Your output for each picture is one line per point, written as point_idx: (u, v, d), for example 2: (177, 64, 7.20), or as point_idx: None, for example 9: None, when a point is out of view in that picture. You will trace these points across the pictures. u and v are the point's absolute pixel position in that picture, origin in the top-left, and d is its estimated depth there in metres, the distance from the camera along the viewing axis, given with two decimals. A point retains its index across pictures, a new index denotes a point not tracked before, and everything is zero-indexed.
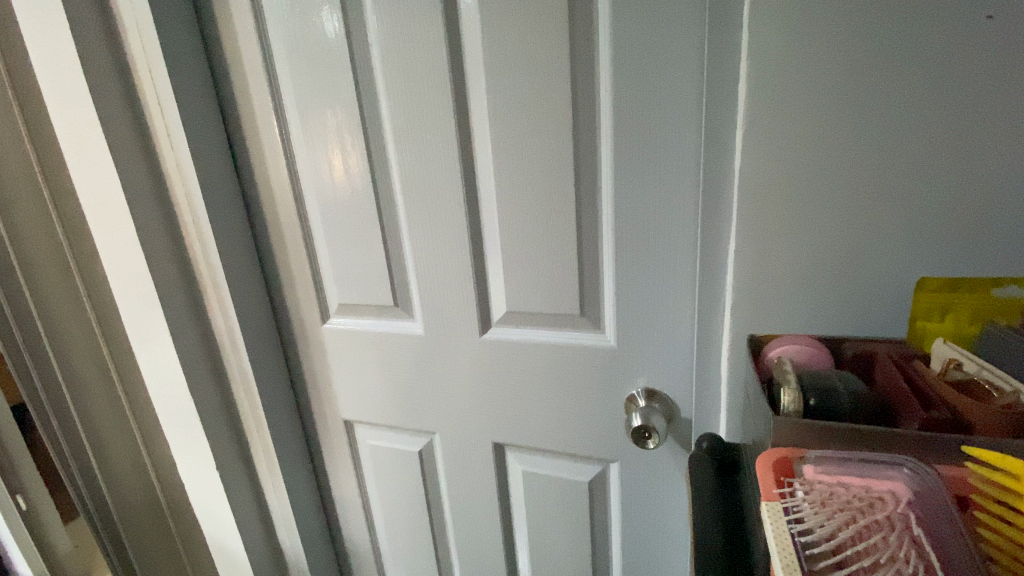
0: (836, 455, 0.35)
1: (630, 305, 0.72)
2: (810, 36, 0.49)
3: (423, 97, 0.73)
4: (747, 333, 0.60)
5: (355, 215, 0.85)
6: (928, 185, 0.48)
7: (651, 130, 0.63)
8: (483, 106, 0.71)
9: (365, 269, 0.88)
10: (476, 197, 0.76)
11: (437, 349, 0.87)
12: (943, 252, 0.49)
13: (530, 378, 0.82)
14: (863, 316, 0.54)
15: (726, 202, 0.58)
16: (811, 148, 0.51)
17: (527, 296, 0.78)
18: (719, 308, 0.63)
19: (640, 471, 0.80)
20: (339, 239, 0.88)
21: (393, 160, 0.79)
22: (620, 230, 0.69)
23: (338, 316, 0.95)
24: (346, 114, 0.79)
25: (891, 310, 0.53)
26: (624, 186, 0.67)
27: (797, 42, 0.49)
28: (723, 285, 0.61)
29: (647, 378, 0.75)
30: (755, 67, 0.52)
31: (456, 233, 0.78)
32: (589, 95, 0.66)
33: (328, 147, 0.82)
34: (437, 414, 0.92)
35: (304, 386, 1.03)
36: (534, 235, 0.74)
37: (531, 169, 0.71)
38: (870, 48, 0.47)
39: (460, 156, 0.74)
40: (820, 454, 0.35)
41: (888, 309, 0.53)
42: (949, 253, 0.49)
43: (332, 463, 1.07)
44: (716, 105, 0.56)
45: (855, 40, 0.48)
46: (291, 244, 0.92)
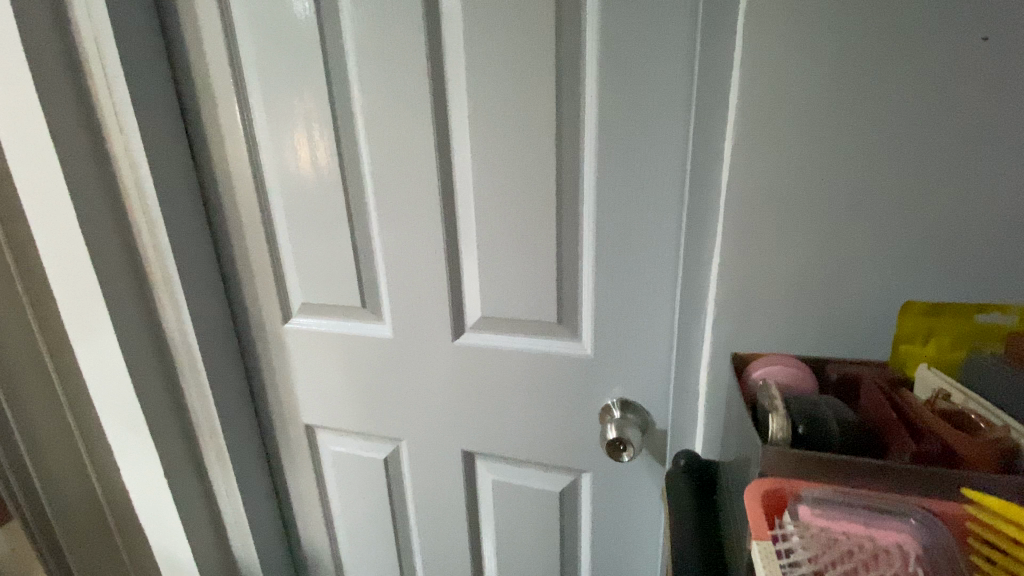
0: (837, 501, 0.34)
1: (609, 314, 0.70)
2: (806, 53, 0.47)
3: (398, 92, 0.69)
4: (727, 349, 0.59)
5: (323, 213, 0.80)
6: (913, 210, 0.48)
7: (638, 134, 0.61)
8: (462, 106, 0.68)
9: (331, 269, 0.83)
10: (453, 200, 0.73)
11: (408, 357, 0.83)
12: (925, 274, 0.49)
13: (504, 385, 0.80)
14: (843, 339, 0.53)
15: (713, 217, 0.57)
16: (799, 166, 0.50)
17: (504, 301, 0.75)
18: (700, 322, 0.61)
19: (612, 483, 0.79)
20: (304, 238, 0.83)
21: (365, 156, 0.75)
22: (602, 236, 0.67)
23: (301, 314, 0.89)
24: (316, 106, 0.74)
25: (872, 331, 0.52)
26: (608, 191, 0.65)
27: (791, 58, 0.48)
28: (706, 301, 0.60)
29: (624, 389, 0.73)
30: (748, 78, 0.50)
31: (430, 236, 0.75)
32: (575, 94, 0.63)
33: (294, 135, 0.77)
34: (404, 420, 0.88)
35: (264, 391, 0.98)
36: (512, 238, 0.71)
37: (512, 174, 0.68)
38: (864, 69, 0.46)
39: (437, 158, 0.71)
40: (818, 497, 0.34)
41: (868, 331, 0.52)
42: (931, 275, 0.49)
43: (292, 468, 1.02)
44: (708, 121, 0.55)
45: (851, 58, 0.46)
46: (253, 241, 0.86)
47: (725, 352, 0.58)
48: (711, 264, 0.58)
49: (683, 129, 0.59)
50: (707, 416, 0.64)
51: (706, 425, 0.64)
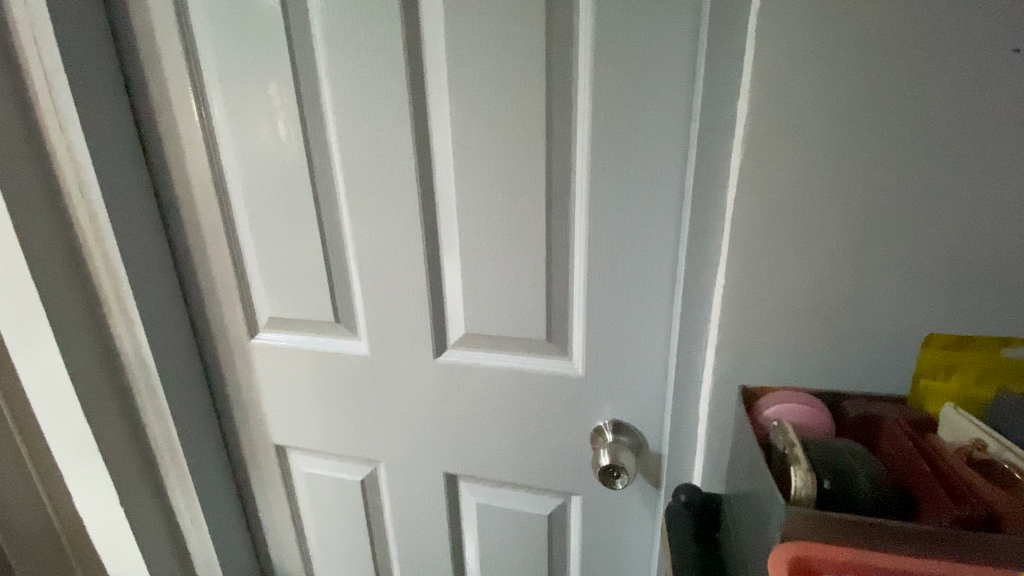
0: None
1: (601, 333, 0.66)
2: (823, 62, 0.44)
3: (373, 94, 0.63)
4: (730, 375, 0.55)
5: (292, 222, 0.74)
6: (933, 234, 0.45)
7: (635, 143, 0.57)
8: (443, 110, 0.62)
9: (302, 283, 0.77)
10: (435, 211, 0.68)
11: (387, 377, 0.78)
12: (942, 299, 0.46)
13: (489, 405, 0.75)
14: (853, 368, 0.50)
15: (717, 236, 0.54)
16: (814, 185, 0.47)
17: (489, 317, 0.70)
18: (700, 344, 0.58)
19: (604, 507, 0.75)
20: (272, 249, 0.76)
21: (338, 162, 0.69)
22: (595, 250, 0.62)
23: (269, 329, 0.83)
24: (283, 107, 0.68)
25: (883, 358, 0.49)
26: (602, 202, 0.60)
27: (808, 68, 0.44)
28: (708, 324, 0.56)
29: (616, 409, 0.69)
30: (760, 86, 0.46)
31: (410, 249, 0.69)
32: (567, 98, 0.58)
33: (258, 136, 0.70)
34: (383, 442, 0.83)
35: (230, 410, 0.91)
36: (498, 250, 0.66)
37: (499, 184, 0.63)
38: (885, 82, 0.43)
39: (417, 166, 0.65)
40: None
41: (879, 358, 0.49)
42: (948, 300, 0.46)
43: (262, 490, 0.95)
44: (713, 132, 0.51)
45: (873, 70, 0.43)
46: (216, 252, 0.79)
47: (728, 380, 0.55)
48: (713, 285, 0.55)
49: (684, 140, 0.55)
50: (707, 444, 0.60)
51: (705, 452, 0.61)
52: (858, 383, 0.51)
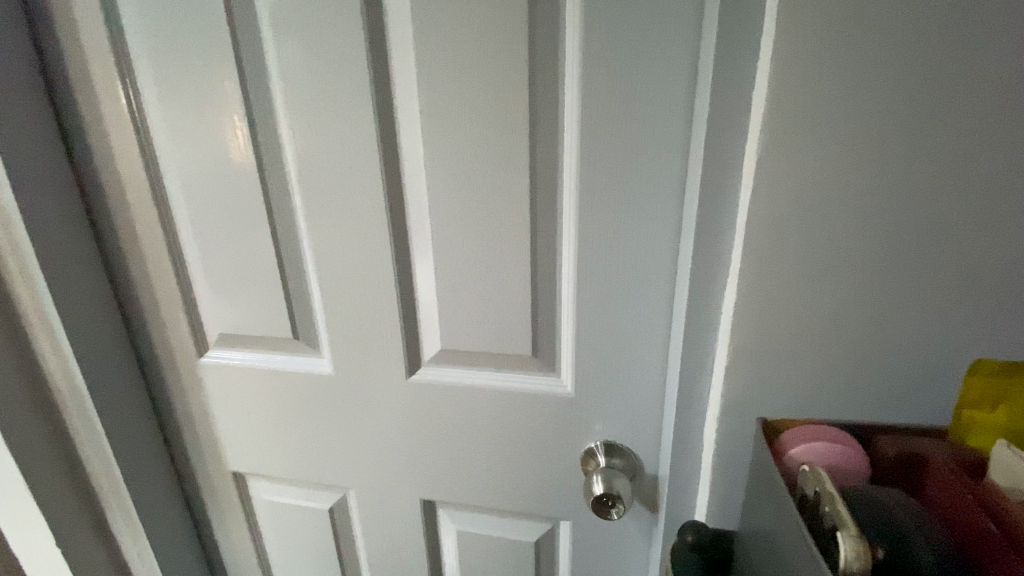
0: None
1: (593, 350, 0.59)
2: (850, 51, 0.38)
3: (332, 85, 0.56)
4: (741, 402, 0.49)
5: (242, 230, 0.65)
6: (964, 245, 0.41)
7: (630, 139, 0.50)
8: (412, 103, 0.55)
9: (256, 298, 0.68)
10: (405, 218, 0.60)
11: (357, 400, 0.70)
12: (970, 312, 0.42)
13: (471, 427, 0.68)
14: (874, 393, 0.46)
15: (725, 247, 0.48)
16: (838, 190, 0.41)
17: (468, 331, 0.63)
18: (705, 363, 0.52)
19: (596, 535, 0.69)
20: (221, 260, 0.67)
21: (292, 161, 0.61)
22: (586, 259, 0.56)
23: (220, 348, 0.74)
24: (227, 98, 0.59)
25: (905, 377, 0.45)
26: (593, 206, 0.53)
27: (834, 57, 0.38)
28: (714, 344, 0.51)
29: (609, 431, 0.63)
30: (780, 74, 0.39)
31: (377, 259, 0.62)
32: (552, 88, 0.52)
33: (199, 130, 0.61)
34: (353, 468, 0.75)
35: (180, 438, 0.82)
36: (478, 258, 0.59)
37: (477, 188, 0.56)
38: (919, 73, 0.38)
39: (383, 166, 0.58)
40: None
41: (901, 377, 0.45)
42: (975, 313, 0.42)
43: (220, 521, 0.86)
44: (720, 130, 0.46)
45: (906, 60, 0.38)
46: (155, 265, 0.70)
47: (736, 410, 0.49)
48: (721, 301, 0.49)
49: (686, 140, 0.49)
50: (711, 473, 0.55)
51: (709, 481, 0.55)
52: (878, 410, 0.46)
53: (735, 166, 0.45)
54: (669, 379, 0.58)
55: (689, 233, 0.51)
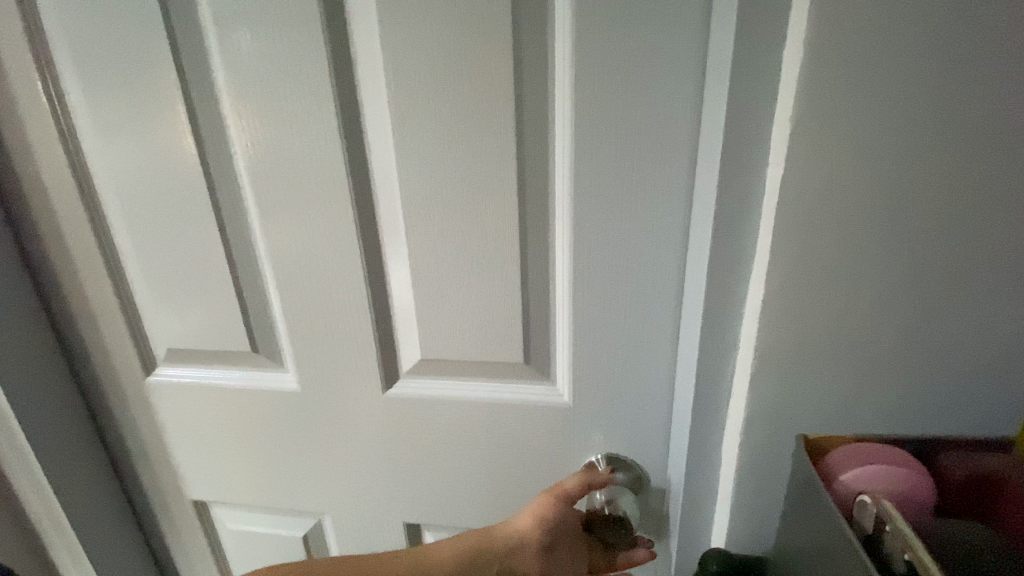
0: None
1: (593, 356, 0.53)
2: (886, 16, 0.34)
3: (282, 64, 0.48)
4: (763, 404, 0.44)
5: (187, 235, 0.56)
6: (1006, 232, 0.37)
7: (632, 114, 0.44)
8: (379, 84, 0.48)
9: (209, 308, 0.60)
10: (375, 217, 0.53)
11: (330, 421, 0.63)
12: (1005, 300, 0.39)
13: (458, 443, 0.61)
14: (907, 397, 0.43)
15: (750, 241, 0.43)
16: (875, 175, 0.37)
17: (452, 339, 0.56)
18: (724, 365, 0.47)
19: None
20: (164, 269, 0.59)
21: (240, 155, 0.52)
22: (584, 254, 0.49)
23: (169, 366, 0.65)
24: (162, 81, 0.51)
25: (935, 371, 0.42)
26: (590, 193, 0.47)
27: (870, 24, 0.34)
28: (737, 348, 0.46)
29: (612, 442, 0.57)
30: (815, 35, 0.35)
31: (346, 264, 0.54)
32: (541, 57, 0.45)
33: (131, 116, 0.53)
34: (328, 493, 0.67)
35: (130, 469, 0.72)
36: (460, 257, 0.52)
37: (458, 181, 0.49)
38: (960, 41, 0.34)
39: (348, 153, 0.50)
40: None
41: (929, 371, 0.42)
42: (1011, 301, 0.39)
43: (182, 555, 0.78)
44: (740, 106, 0.40)
45: (947, 27, 0.34)
46: (89, 276, 0.61)
47: (763, 419, 0.45)
48: (743, 295, 0.44)
49: (697, 121, 0.43)
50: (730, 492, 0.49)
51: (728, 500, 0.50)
52: (911, 414, 0.43)
53: (758, 148, 0.40)
54: (679, 390, 0.52)
55: (701, 225, 0.45)
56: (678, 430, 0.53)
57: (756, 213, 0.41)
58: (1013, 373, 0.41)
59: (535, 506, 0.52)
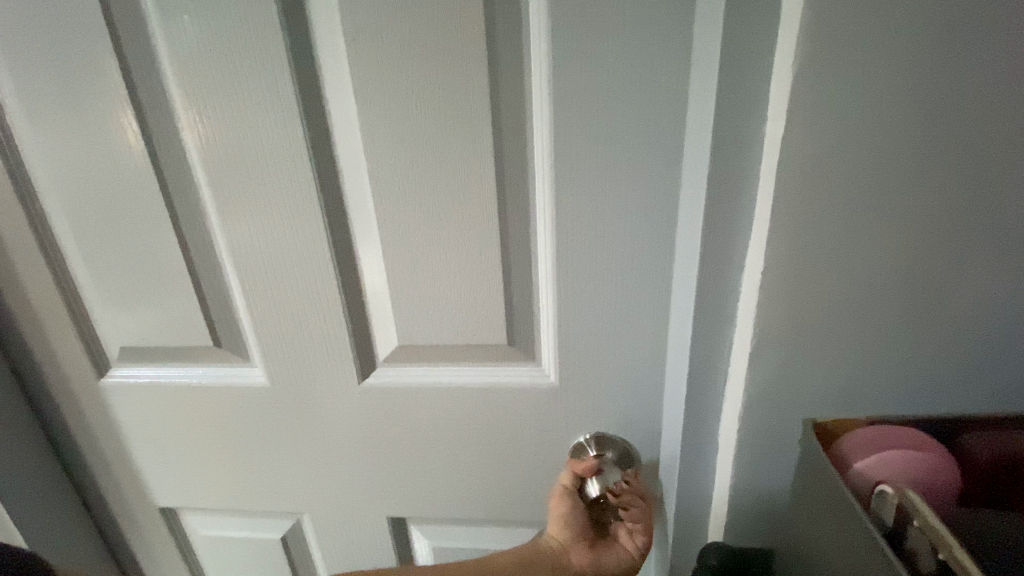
0: None
1: (580, 333, 0.51)
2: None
3: (228, 26, 0.43)
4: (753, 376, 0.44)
5: (134, 221, 0.51)
6: (1007, 190, 0.36)
7: (614, 73, 0.41)
8: (340, 45, 0.43)
9: (164, 302, 0.55)
10: (343, 194, 0.49)
11: (305, 415, 0.59)
12: (1001, 268, 0.38)
13: (441, 432, 0.59)
14: (904, 361, 0.42)
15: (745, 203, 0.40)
16: (875, 129, 0.36)
17: (432, 324, 0.53)
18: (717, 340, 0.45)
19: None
20: (110, 261, 0.53)
21: (187, 129, 0.47)
22: (566, 227, 0.46)
23: (123, 366, 0.59)
24: (91, 47, 0.45)
25: (929, 341, 0.41)
26: (572, 161, 0.44)
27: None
28: (734, 318, 0.44)
29: (601, 424, 0.55)
30: None
31: (314, 248, 0.50)
32: (513, 14, 0.41)
33: (59, 88, 0.47)
34: (307, 492, 0.64)
35: (88, 479, 0.67)
36: (437, 235, 0.48)
37: (431, 154, 0.45)
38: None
39: (309, 125, 0.46)
40: None
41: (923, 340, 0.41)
42: (1007, 269, 0.38)
43: (152, 566, 0.73)
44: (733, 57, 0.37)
45: None
46: (25, 272, 0.54)
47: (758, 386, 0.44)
48: (734, 264, 0.42)
49: (687, 78, 0.40)
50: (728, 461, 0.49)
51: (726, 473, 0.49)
52: (902, 382, 0.43)
53: (750, 108, 0.38)
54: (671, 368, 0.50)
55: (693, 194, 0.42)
56: (672, 405, 0.51)
57: (748, 179, 0.40)
58: (1012, 339, 0.40)
59: (552, 510, 0.53)
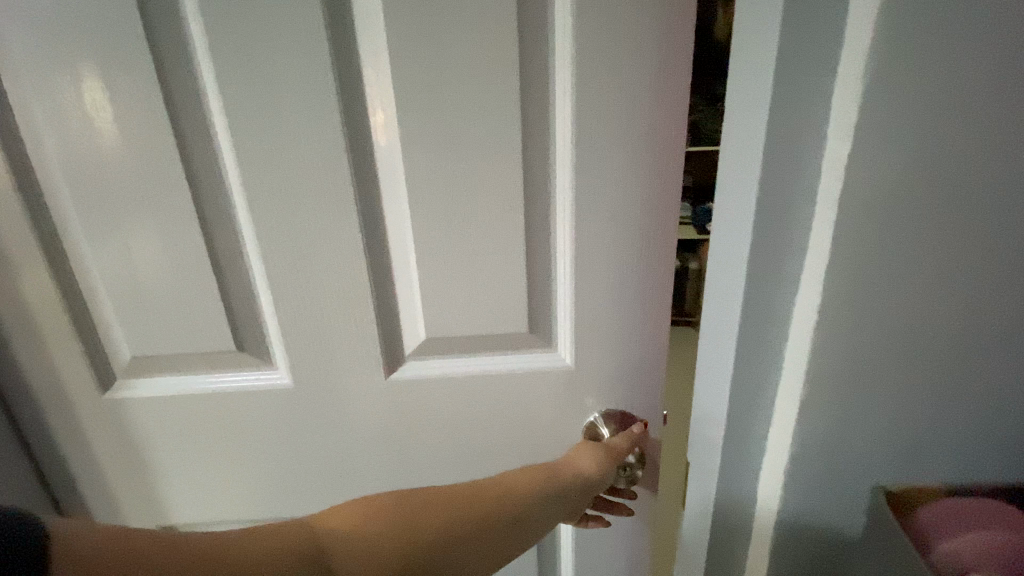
0: None
1: (594, 318, 0.57)
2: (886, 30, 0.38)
3: (275, 43, 0.46)
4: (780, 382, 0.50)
5: (159, 229, 0.51)
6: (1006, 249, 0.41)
7: (628, 90, 0.48)
8: (383, 64, 0.47)
9: (184, 309, 0.54)
10: (377, 201, 0.52)
11: (328, 418, 0.61)
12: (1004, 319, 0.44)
13: (463, 422, 0.62)
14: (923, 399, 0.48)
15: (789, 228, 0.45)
16: (898, 295, 0.44)
17: (458, 317, 0.57)
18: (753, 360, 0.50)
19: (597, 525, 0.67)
20: (126, 270, 0.53)
21: (226, 139, 0.49)
22: (585, 222, 0.52)
23: (131, 380, 0.58)
24: (126, 57, 0.45)
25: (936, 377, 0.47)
26: (590, 164, 0.50)
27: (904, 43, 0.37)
28: (770, 344, 0.49)
29: (611, 400, 0.61)
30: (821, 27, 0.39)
31: (347, 249, 0.53)
32: (540, 39, 0.47)
33: (85, 92, 0.46)
34: (325, 494, 0.65)
35: (81, 501, 0.64)
36: (467, 234, 0.53)
37: (464, 161, 0.50)
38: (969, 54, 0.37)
39: (349, 134, 0.49)
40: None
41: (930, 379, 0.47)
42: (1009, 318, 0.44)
43: None
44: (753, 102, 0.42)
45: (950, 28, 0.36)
46: (28, 281, 0.52)
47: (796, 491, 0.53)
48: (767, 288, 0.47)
49: (687, 99, 0.48)
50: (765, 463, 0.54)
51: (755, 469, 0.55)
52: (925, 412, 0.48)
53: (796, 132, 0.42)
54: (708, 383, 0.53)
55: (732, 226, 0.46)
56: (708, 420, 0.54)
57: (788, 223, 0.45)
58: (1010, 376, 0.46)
59: (590, 452, 0.56)
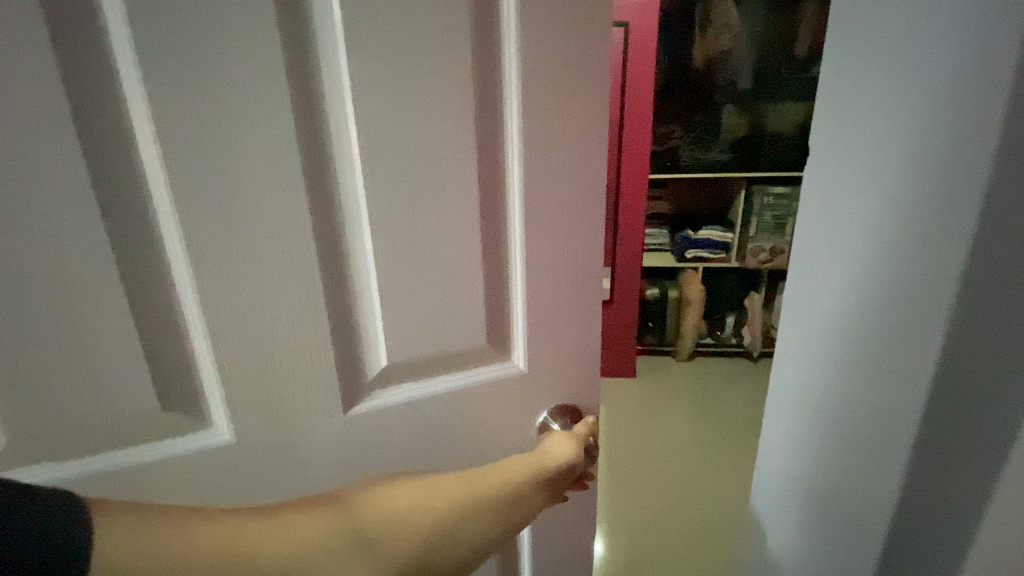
0: None
1: (544, 324, 0.62)
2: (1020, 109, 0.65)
3: (216, 66, 0.42)
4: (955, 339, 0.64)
5: (61, 281, 0.44)
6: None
7: (568, 121, 0.54)
8: (340, 94, 0.46)
9: (93, 367, 0.47)
10: (334, 227, 0.50)
11: (276, 463, 0.56)
12: None
13: (424, 442, 0.62)
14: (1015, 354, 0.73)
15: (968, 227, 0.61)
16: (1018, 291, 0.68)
17: (418, 341, 0.57)
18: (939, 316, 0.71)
19: (551, 512, 0.72)
20: (10, 327, 0.44)
21: (157, 165, 0.44)
22: (534, 238, 0.57)
23: (22, 463, 0.49)
24: (21, 80, 0.38)
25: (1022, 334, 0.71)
26: (537, 186, 0.55)
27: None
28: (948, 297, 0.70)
29: (561, 400, 0.66)
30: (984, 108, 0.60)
31: (299, 282, 0.50)
32: (494, 75, 0.51)
33: None
34: None
35: None
36: (427, 257, 0.54)
37: (425, 186, 0.51)
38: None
39: (301, 161, 0.47)
40: None
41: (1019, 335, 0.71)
42: None
43: None
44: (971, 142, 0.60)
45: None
46: None
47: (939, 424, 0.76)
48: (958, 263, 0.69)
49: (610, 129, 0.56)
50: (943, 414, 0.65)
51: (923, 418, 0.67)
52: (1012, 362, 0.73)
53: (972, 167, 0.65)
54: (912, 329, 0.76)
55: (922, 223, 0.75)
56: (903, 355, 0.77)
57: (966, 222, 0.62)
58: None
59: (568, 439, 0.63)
